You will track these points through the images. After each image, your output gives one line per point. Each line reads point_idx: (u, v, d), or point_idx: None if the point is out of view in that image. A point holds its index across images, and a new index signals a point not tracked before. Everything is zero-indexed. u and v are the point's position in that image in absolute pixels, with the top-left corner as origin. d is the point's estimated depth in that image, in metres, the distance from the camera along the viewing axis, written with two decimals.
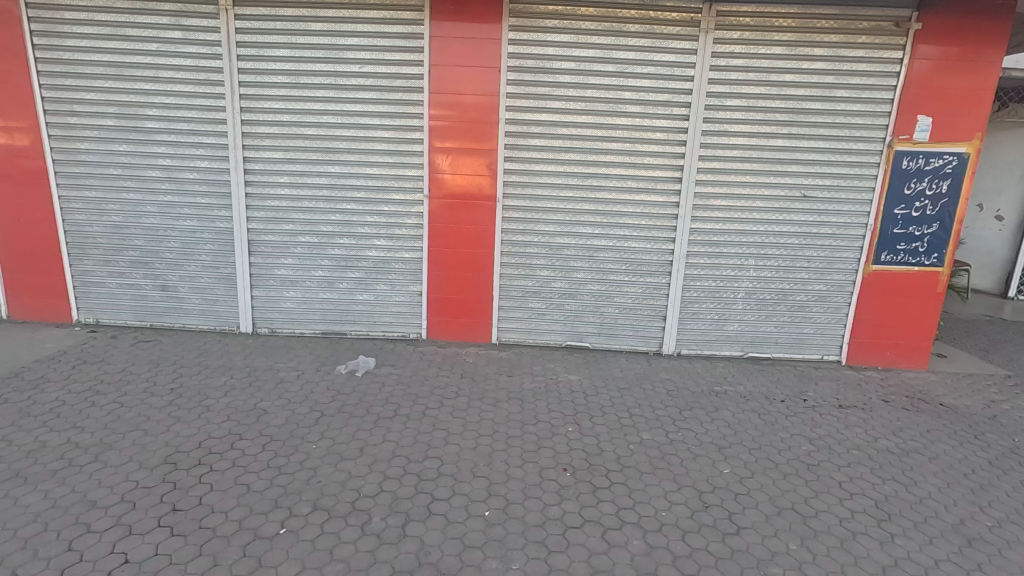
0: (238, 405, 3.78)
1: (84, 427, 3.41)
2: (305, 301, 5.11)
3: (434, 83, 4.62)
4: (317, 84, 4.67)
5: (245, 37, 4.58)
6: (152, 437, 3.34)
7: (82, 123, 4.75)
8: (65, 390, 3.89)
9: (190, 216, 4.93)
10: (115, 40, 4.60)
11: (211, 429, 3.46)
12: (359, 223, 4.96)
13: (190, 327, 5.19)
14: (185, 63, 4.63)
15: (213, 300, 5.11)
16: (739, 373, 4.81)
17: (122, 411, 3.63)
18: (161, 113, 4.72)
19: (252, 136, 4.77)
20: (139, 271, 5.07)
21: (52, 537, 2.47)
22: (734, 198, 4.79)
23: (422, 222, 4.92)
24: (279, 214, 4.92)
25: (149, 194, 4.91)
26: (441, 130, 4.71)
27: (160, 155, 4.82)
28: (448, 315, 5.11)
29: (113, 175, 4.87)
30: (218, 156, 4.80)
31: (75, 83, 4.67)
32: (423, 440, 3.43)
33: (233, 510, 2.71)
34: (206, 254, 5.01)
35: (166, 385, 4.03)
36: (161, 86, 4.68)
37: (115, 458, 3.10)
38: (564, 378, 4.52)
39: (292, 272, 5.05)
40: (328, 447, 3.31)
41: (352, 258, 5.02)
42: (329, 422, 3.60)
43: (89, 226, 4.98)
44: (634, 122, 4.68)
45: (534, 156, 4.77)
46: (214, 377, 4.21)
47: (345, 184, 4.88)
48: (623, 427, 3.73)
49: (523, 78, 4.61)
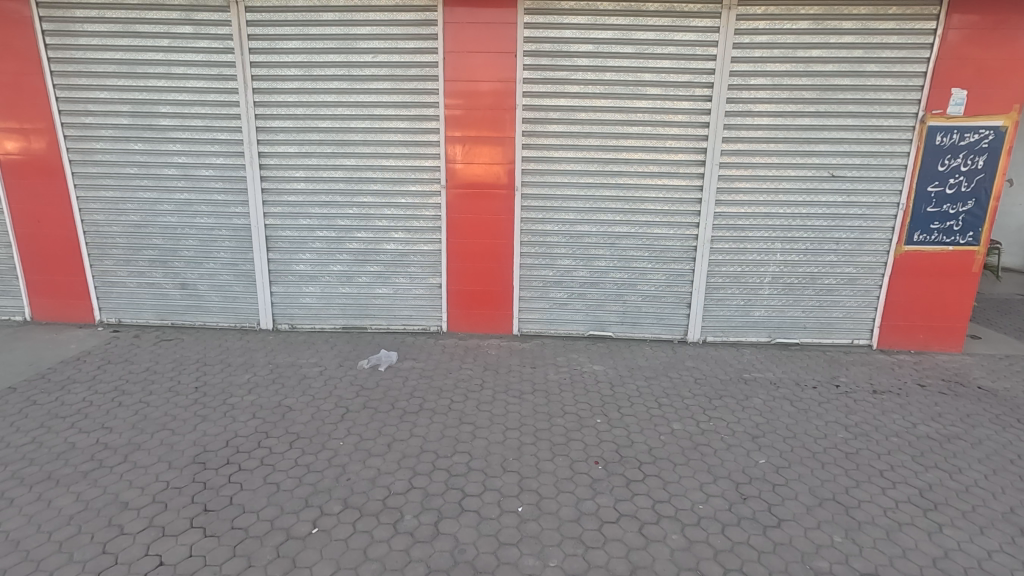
0: (263, 403, 3.76)
1: (112, 428, 3.41)
2: (324, 297, 5.08)
3: (448, 71, 4.52)
4: (330, 75, 4.59)
5: (256, 29, 4.50)
6: (180, 436, 3.33)
7: (97, 123, 4.72)
8: (91, 390, 3.90)
9: (207, 213, 4.91)
10: (126, 37, 4.55)
11: (237, 427, 3.44)
12: (376, 216, 4.90)
13: (211, 324, 5.19)
14: (197, 58, 4.57)
15: (233, 297, 5.10)
16: (767, 360, 4.70)
17: (149, 411, 3.63)
18: (175, 109, 4.68)
19: (266, 131, 4.71)
20: (158, 270, 5.07)
21: (86, 540, 2.47)
22: (759, 180, 4.65)
23: (440, 213, 4.85)
24: (296, 209, 4.88)
25: (166, 193, 4.89)
26: (456, 119, 4.62)
27: (175, 153, 4.79)
28: (468, 307, 5.05)
29: (129, 175, 4.85)
30: (233, 152, 4.76)
31: (88, 82, 4.63)
32: (450, 435, 3.38)
33: (264, 509, 2.69)
34: (225, 251, 4.99)
35: (190, 384, 4.02)
36: (174, 82, 4.63)
37: (145, 458, 3.10)
38: (588, 368, 4.44)
39: (311, 268, 5.01)
40: (356, 443, 3.28)
41: (370, 252, 4.97)
42: (355, 419, 3.56)
43: (108, 226, 4.98)
44: (656, 105, 4.55)
45: (552, 143, 4.67)
46: (237, 375, 4.20)
47: (361, 177, 4.81)
48: (653, 418, 3.65)
49: (539, 62, 4.50)
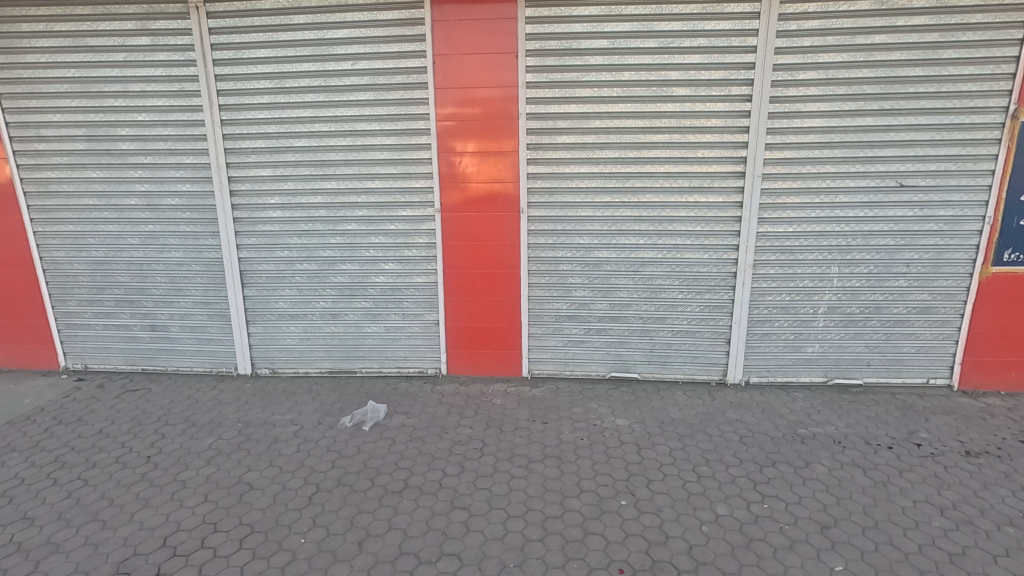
0: (219, 480, 3.14)
1: (34, 518, 2.84)
2: (308, 337, 4.48)
3: (439, 77, 3.89)
4: (305, 87, 4.01)
5: (221, 38, 3.95)
6: (110, 531, 2.74)
7: (51, 149, 4.23)
8: (27, 462, 3.35)
9: (176, 246, 4.36)
10: (78, 52, 4.04)
11: (181, 517, 2.84)
12: (362, 246, 4.27)
13: (185, 369, 4.64)
14: (156, 73, 4.03)
15: (208, 339, 4.54)
16: (827, 408, 3.91)
17: (84, 492, 3.05)
18: (135, 131, 4.15)
19: (236, 153, 4.15)
20: (126, 310, 4.54)
21: None
22: (811, 193, 3.90)
23: (435, 241, 4.21)
24: (273, 239, 4.29)
25: (130, 225, 4.36)
26: (450, 132, 3.98)
27: (137, 181, 4.26)
28: (470, 346, 4.40)
29: (90, 206, 4.33)
30: (201, 177, 4.20)
31: (39, 104, 4.14)
32: (437, 528, 2.72)
33: None
34: (196, 288, 4.43)
35: (142, 451, 3.44)
36: (132, 101, 4.10)
37: (59, 567, 2.51)
38: (610, 424, 3.72)
39: (292, 305, 4.42)
40: (318, 542, 2.64)
41: (357, 286, 4.35)
42: (324, 502, 2.93)
43: (69, 263, 4.47)
44: (684, 108, 3.84)
45: (562, 157, 3.99)
46: (199, 437, 3.61)
47: (345, 202, 4.21)
48: (691, 498, 2.92)
49: (545, 63, 3.83)
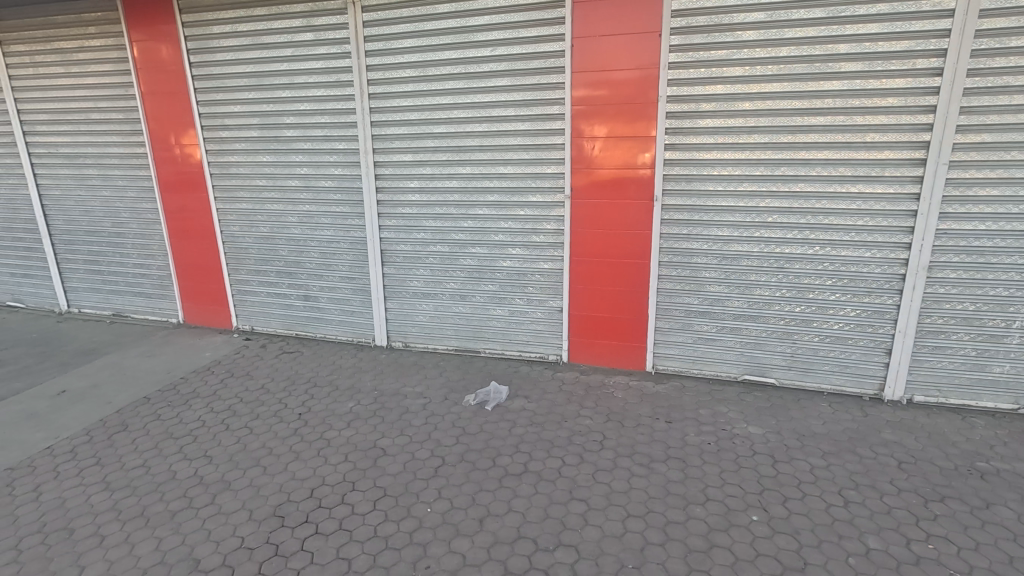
0: (357, 442, 3.43)
1: (212, 457, 3.33)
2: (438, 316, 4.71)
3: (577, 60, 3.81)
4: (446, 75, 4.14)
5: (373, 30, 4.20)
6: (269, 477, 3.12)
7: (231, 136, 4.82)
8: (208, 407, 3.93)
9: (327, 225, 4.79)
10: (255, 49, 4.54)
11: (325, 472, 3.14)
12: (492, 230, 4.37)
13: (330, 337, 5.11)
14: (317, 66, 4.41)
15: (351, 311, 4.96)
16: (1016, 441, 3.30)
17: (250, 439, 3.51)
18: (298, 120, 4.60)
19: (381, 139, 4.43)
20: (285, 281, 5.10)
21: None
22: (1014, 184, 3.26)
23: (564, 227, 4.17)
24: (410, 221, 4.54)
25: (291, 204, 4.86)
26: (586, 117, 3.89)
27: (298, 165, 4.72)
28: (592, 335, 4.34)
29: (260, 187, 4.89)
30: (351, 162, 4.56)
31: (224, 97, 4.73)
32: (555, 516, 2.73)
33: None
34: (343, 264, 4.84)
35: (295, 408, 3.87)
36: (297, 92, 4.53)
37: (230, 503, 2.92)
38: (740, 430, 3.47)
39: (425, 285, 4.66)
40: (443, 513, 2.78)
41: (486, 269, 4.47)
42: (448, 476, 3.07)
43: (242, 237, 5.10)
44: (853, 85, 3.39)
45: (703, 142, 3.73)
46: (342, 401, 3.97)
47: (477, 187, 4.31)
48: (836, 524, 2.63)
49: (691, 41, 3.58)
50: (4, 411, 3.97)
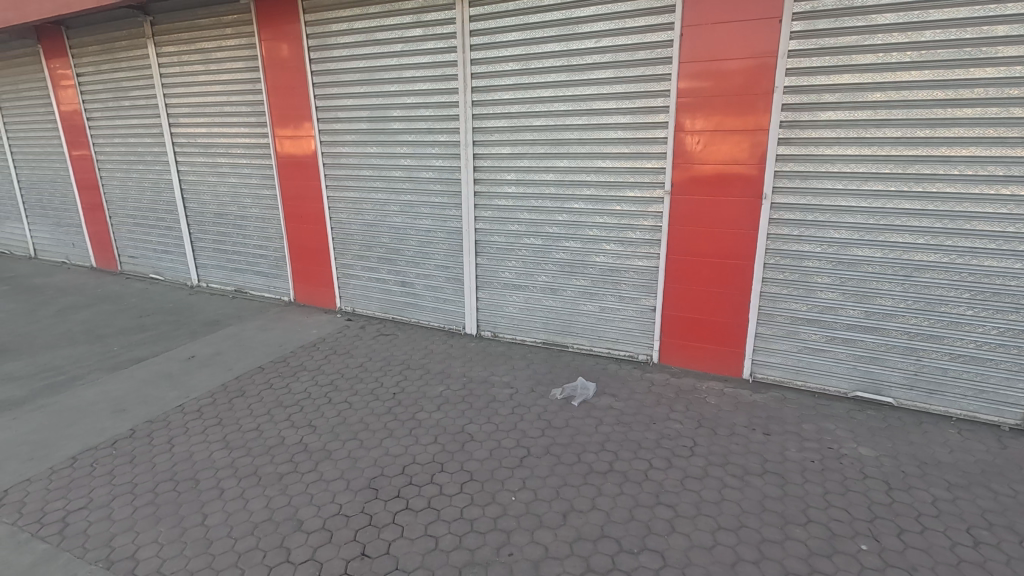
0: (446, 425, 3.55)
1: (315, 427, 3.59)
2: (527, 308, 4.75)
3: (686, 50, 3.66)
4: (548, 68, 4.13)
5: (478, 24, 4.28)
6: (365, 451, 3.31)
7: (343, 128, 5.13)
8: (313, 381, 4.24)
9: (426, 215, 4.97)
10: (369, 45, 4.79)
11: (416, 451, 3.28)
12: (587, 225, 4.32)
13: (423, 323, 5.32)
14: (424, 61, 4.57)
15: (444, 299, 5.12)
16: None
17: (348, 414, 3.74)
18: (404, 113, 4.80)
19: (482, 132, 4.51)
20: (385, 267, 5.36)
21: (257, 558, 2.52)
22: None
23: (661, 224, 4.04)
24: (505, 213, 4.60)
25: (393, 194, 5.09)
26: (692, 109, 3.73)
27: (402, 156, 4.93)
28: (686, 337, 4.18)
29: (366, 177, 5.16)
30: (452, 154, 4.69)
31: (339, 91, 5.04)
32: (640, 519, 2.67)
33: (415, 573, 2.41)
34: (439, 253, 5.01)
35: (390, 388, 4.07)
36: (404, 86, 4.73)
37: (330, 471, 3.13)
38: (849, 451, 3.19)
39: (516, 277, 4.71)
40: (526, 503, 2.81)
41: (578, 264, 4.43)
42: (533, 467, 3.09)
43: (348, 224, 5.41)
44: (1010, 73, 2.98)
45: (822, 137, 3.45)
46: (432, 384, 4.12)
47: (574, 180, 4.28)
48: (962, 565, 2.36)
49: (815, 27, 3.31)
50: (146, 370, 4.51)
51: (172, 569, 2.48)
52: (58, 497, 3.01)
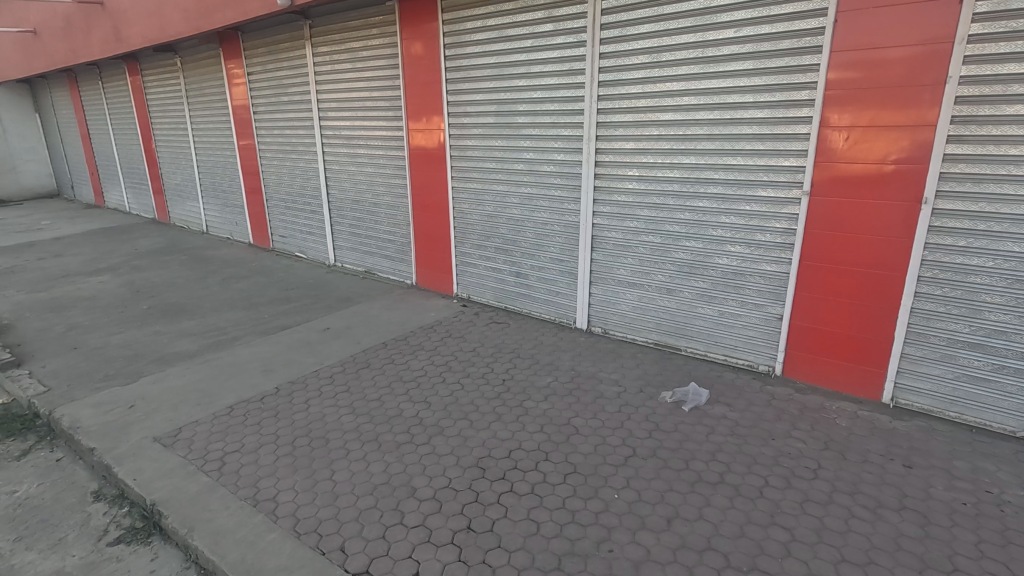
0: (552, 416, 3.60)
1: (430, 404, 3.82)
2: (641, 307, 4.65)
3: (840, 38, 3.34)
4: (680, 60, 3.99)
5: (610, 18, 4.24)
6: (474, 431, 3.46)
7: (471, 122, 5.34)
8: (429, 361, 4.50)
9: (545, 208, 5.04)
10: (500, 41, 4.94)
11: (522, 438, 3.37)
12: (711, 224, 4.12)
13: (535, 314, 5.41)
14: (553, 55, 4.63)
15: (556, 292, 5.17)
16: None
17: (460, 394, 3.93)
18: (529, 107, 4.89)
19: (606, 126, 4.47)
20: (501, 257, 5.52)
21: (376, 517, 2.75)
22: None
23: (797, 227, 3.75)
24: (625, 209, 4.52)
25: (514, 186, 5.21)
26: (842, 103, 3.40)
27: (525, 150, 5.03)
28: (816, 351, 3.86)
29: (490, 169, 5.34)
30: (574, 148, 4.70)
31: (470, 86, 5.26)
32: (752, 538, 2.53)
33: (517, 553, 2.49)
34: (555, 246, 5.06)
35: (500, 375, 4.21)
36: (532, 81, 4.82)
37: (442, 446, 3.32)
38: (1013, 498, 2.77)
39: (631, 274, 4.63)
40: (629, 502, 2.78)
41: (698, 265, 4.25)
42: (638, 468, 3.05)
43: (470, 214, 5.65)
44: None
45: (1005, 134, 2.99)
46: (541, 375, 4.19)
47: (700, 178, 4.10)
48: None
49: (1007, 7, 2.87)
50: (289, 337, 5.07)
51: (305, 515, 2.79)
52: (218, 438, 3.50)
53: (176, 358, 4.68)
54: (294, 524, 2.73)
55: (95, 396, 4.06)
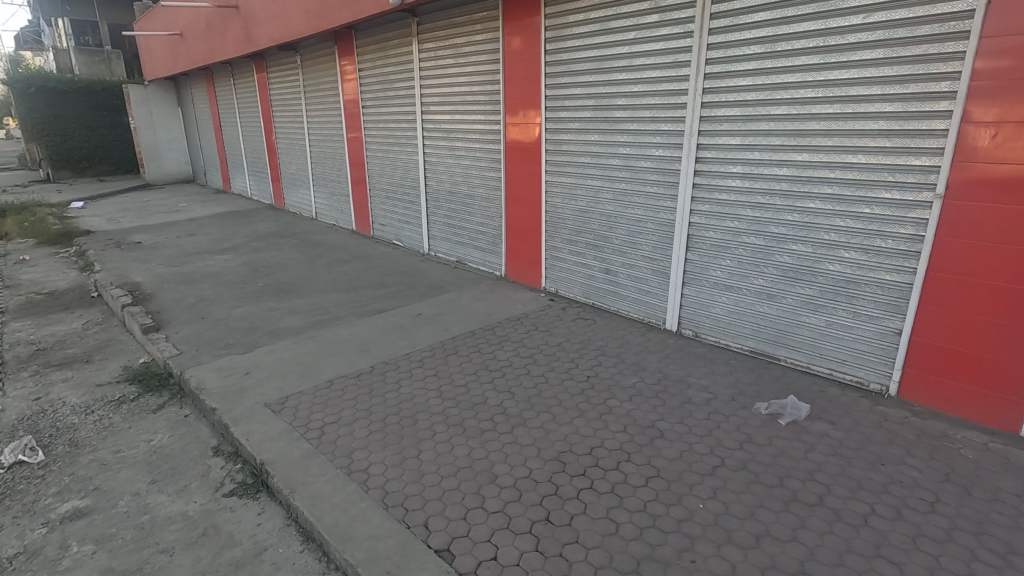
0: (636, 417, 3.53)
1: (514, 394, 3.88)
2: (738, 312, 4.42)
3: (992, 22, 2.96)
4: (797, 50, 3.73)
5: (721, 6, 4.04)
6: (556, 425, 3.47)
7: (568, 116, 5.33)
8: (515, 352, 4.57)
9: (639, 205, 4.91)
10: (602, 34, 4.87)
11: (605, 436, 3.33)
12: (822, 227, 3.83)
13: (623, 312, 5.32)
14: (657, 47, 4.49)
15: (647, 291, 5.04)
16: None
17: (544, 387, 3.96)
18: (629, 101, 4.79)
19: (709, 121, 4.27)
20: (591, 253, 5.47)
21: (458, 498, 2.85)
22: None
23: (925, 234, 3.38)
24: (725, 208, 4.31)
25: (608, 181, 5.13)
26: (992, 96, 3.01)
27: (622, 144, 4.94)
28: (941, 371, 3.47)
29: (584, 164, 5.30)
30: (673, 144, 4.54)
31: (569, 80, 5.24)
32: (852, 568, 2.33)
33: (594, 551, 2.47)
34: (647, 245, 4.93)
35: (584, 371, 4.18)
36: (633, 74, 4.71)
37: (524, 437, 3.36)
38: None
39: (728, 277, 4.41)
40: (715, 514, 2.67)
41: (804, 271, 3.97)
42: (726, 479, 2.91)
43: (562, 209, 5.64)
44: None
45: None
46: (626, 374, 4.11)
47: (813, 177, 3.81)
48: None
49: None
50: (385, 320, 5.35)
51: (393, 489, 2.94)
52: (319, 409, 3.78)
53: (285, 333, 5.10)
54: (383, 496, 2.89)
55: (217, 362, 4.52)
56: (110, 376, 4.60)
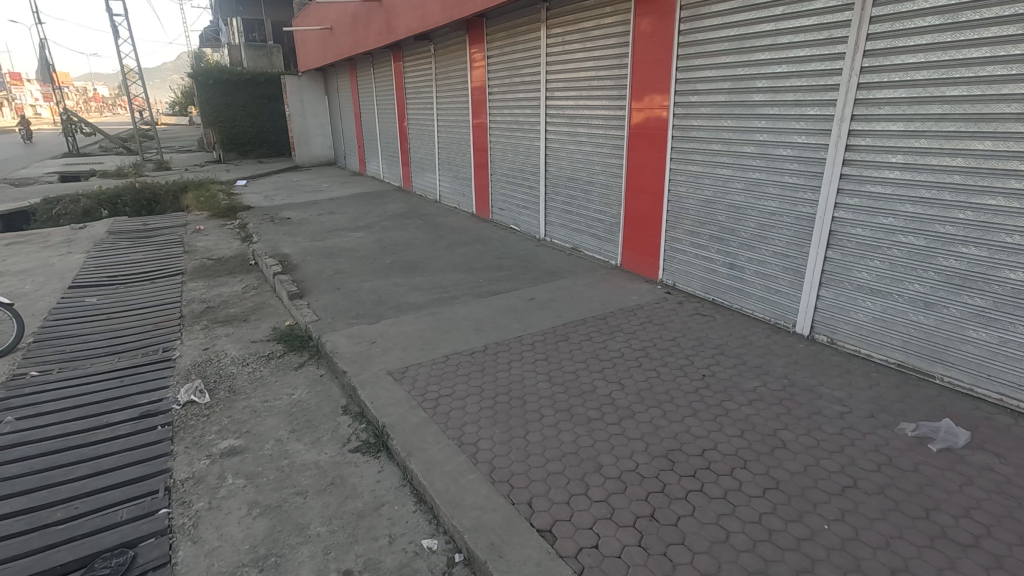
0: (756, 423, 3.30)
1: (624, 386, 3.81)
2: (885, 319, 3.95)
3: None
4: (988, 20, 3.19)
5: None
6: (667, 422, 3.36)
7: (699, 100, 5.05)
8: (626, 344, 4.47)
9: (774, 196, 4.54)
10: (744, 11, 4.54)
11: (719, 439, 3.16)
12: (1005, 229, 3.28)
13: (746, 311, 4.98)
14: (808, 23, 4.08)
15: (776, 291, 4.67)
16: None
17: (656, 382, 3.84)
18: (770, 83, 4.42)
19: (865, 103, 3.81)
20: (715, 246, 5.17)
21: (563, 482, 2.88)
22: None
23: None
24: (878, 203, 3.84)
25: (740, 170, 4.80)
26: None
27: (758, 131, 4.58)
28: None
29: (714, 151, 5.00)
30: (819, 130, 4.12)
31: (703, 62, 4.95)
32: None
33: (701, 556, 2.38)
34: (780, 240, 4.56)
35: (700, 369, 3.99)
36: (778, 53, 4.33)
37: (632, 430, 3.30)
38: None
39: (876, 280, 3.94)
40: (842, 538, 2.44)
41: (977, 278, 3.44)
42: (858, 502, 2.64)
43: (686, 198, 5.38)
44: None
45: None
46: (747, 377, 3.86)
47: (996, 169, 3.27)
48: None
49: None
50: (499, 302, 5.50)
51: (500, 465, 3.05)
52: (435, 382, 3.99)
53: (408, 308, 5.44)
54: (490, 470, 3.00)
55: (349, 330, 4.95)
56: (262, 335, 5.23)
